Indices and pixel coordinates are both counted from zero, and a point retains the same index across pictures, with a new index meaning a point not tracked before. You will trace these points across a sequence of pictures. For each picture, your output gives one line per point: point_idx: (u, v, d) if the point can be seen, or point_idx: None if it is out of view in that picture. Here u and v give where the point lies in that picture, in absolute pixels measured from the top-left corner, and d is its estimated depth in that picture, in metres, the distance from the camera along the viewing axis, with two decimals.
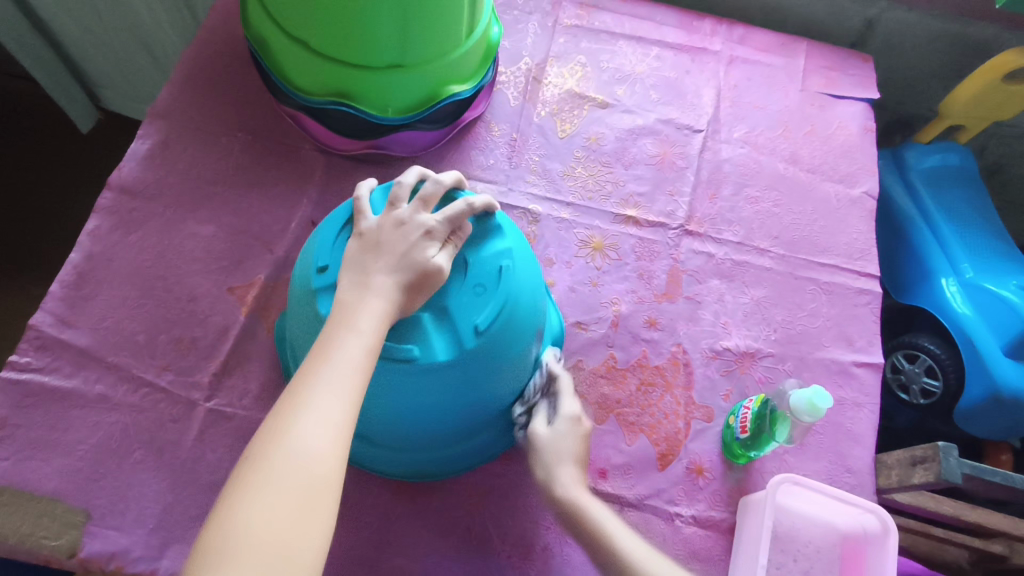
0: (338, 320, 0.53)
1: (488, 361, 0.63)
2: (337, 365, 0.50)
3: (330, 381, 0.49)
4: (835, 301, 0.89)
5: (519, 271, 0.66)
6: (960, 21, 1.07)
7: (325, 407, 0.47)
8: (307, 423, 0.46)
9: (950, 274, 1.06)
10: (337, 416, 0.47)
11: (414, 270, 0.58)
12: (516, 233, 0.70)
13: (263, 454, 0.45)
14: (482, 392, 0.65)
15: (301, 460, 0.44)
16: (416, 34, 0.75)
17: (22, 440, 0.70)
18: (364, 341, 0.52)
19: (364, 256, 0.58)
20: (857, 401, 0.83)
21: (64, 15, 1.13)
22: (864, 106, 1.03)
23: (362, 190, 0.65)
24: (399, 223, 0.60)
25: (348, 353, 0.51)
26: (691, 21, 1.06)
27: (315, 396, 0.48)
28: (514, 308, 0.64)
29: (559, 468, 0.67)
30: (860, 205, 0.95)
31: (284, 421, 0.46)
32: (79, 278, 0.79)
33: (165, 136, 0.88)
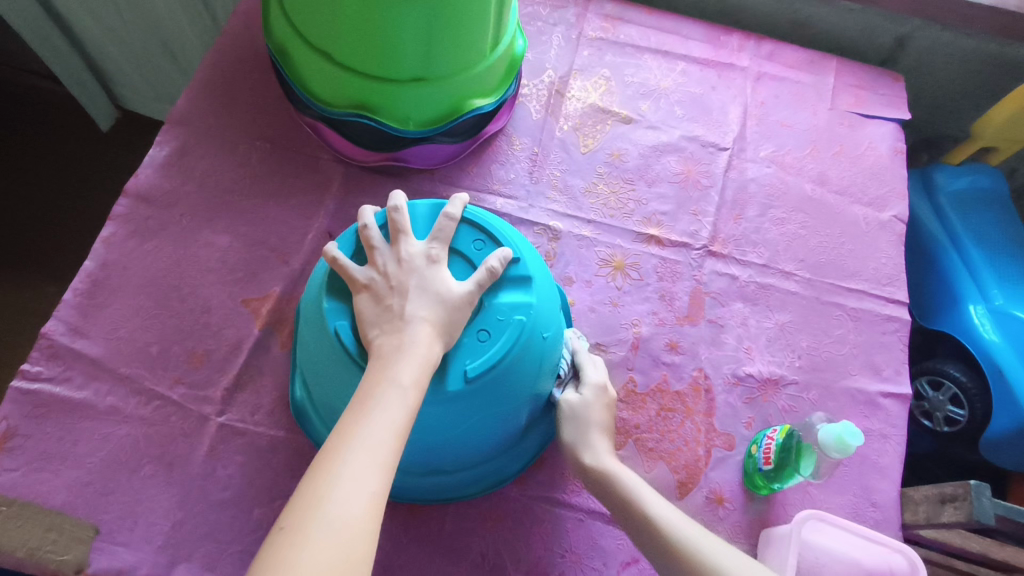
0: (375, 375, 0.52)
1: (509, 386, 0.62)
2: (373, 429, 0.48)
3: (369, 441, 0.47)
4: (862, 328, 0.86)
5: (540, 296, 0.65)
6: (996, 40, 1.04)
7: (363, 470, 0.46)
8: (343, 490, 0.44)
9: (979, 300, 1.03)
10: (376, 479, 0.46)
11: (443, 301, 0.58)
12: (534, 256, 0.68)
13: (298, 524, 0.42)
14: (501, 417, 0.64)
15: (338, 528, 0.42)
16: (441, 47, 0.74)
17: (32, 451, 0.70)
18: (404, 398, 0.51)
19: (384, 303, 0.57)
20: (883, 432, 0.81)
21: (85, 16, 1.13)
22: (894, 126, 1.00)
23: (366, 217, 0.63)
24: (402, 261, 0.59)
25: (384, 411, 0.50)
26: (718, 35, 1.04)
27: (351, 458, 0.46)
28: (519, 357, 0.62)
29: (591, 437, 0.67)
30: (889, 229, 0.93)
31: (318, 489, 0.44)
32: (93, 286, 0.78)
33: (183, 143, 0.87)
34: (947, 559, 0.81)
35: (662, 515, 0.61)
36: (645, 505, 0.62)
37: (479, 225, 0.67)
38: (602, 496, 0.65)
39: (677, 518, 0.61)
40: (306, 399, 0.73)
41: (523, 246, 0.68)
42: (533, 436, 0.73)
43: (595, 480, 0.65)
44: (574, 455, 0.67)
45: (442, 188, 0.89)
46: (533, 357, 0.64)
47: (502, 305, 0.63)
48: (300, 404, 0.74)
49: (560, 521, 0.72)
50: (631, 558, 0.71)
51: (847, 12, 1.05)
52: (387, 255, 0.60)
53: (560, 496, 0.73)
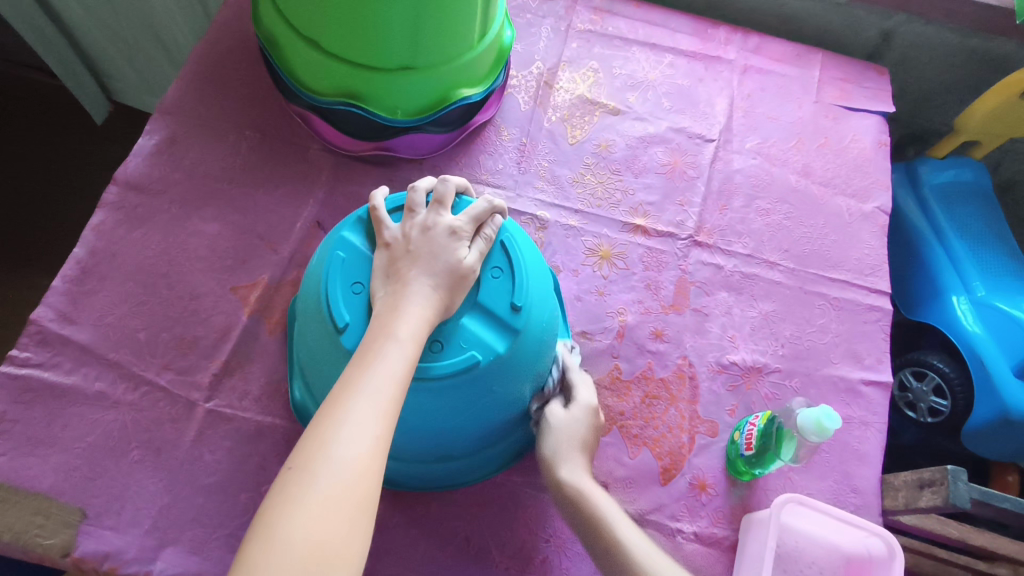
0: (375, 332, 0.54)
1: (472, 393, 0.61)
2: (375, 378, 0.49)
3: (370, 389, 0.49)
4: (844, 317, 0.87)
5: (531, 300, 0.64)
6: (978, 35, 1.05)
7: (364, 415, 0.47)
8: (345, 435, 0.45)
9: (961, 292, 1.04)
10: (377, 424, 0.47)
11: (451, 275, 0.59)
12: (539, 278, 0.67)
13: (304, 464, 0.44)
14: (470, 418, 0.63)
15: (342, 468, 0.43)
16: (428, 36, 0.74)
17: (19, 435, 0.70)
18: (403, 351, 0.52)
19: (398, 265, 0.59)
20: (864, 420, 0.82)
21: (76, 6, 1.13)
22: (879, 119, 1.01)
23: (378, 200, 0.65)
24: (426, 227, 0.61)
25: (385, 362, 0.51)
26: (705, 28, 1.05)
27: (354, 404, 0.47)
28: (504, 356, 0.62)
29: (565, 458, 0.66)
30: (872, 220, 0.94)
31: (321, 434, 0.45)
32: (82, 273, 0.78)
33: (172, 132, 0.88)
34: (929, 549, 0.84)
35: (624, 537, 0.62)
36: (613, 530, 0.62)
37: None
38: (573, 516, 0.64)
39: (639, 541, 0.62)
40: (306, 397, 0.73)
41: (531, 266, 0.67)
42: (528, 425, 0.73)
43: (567, 500, 0.65)
44: (551, 469, 0.66)
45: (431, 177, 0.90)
46: (509, 372, 0.63)
47: (491, 304, 0.63)
48: (294, 395, 0.74)
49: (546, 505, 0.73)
50: None
51: (833, 6, 1.06)
52: (417, 220, 0.62)
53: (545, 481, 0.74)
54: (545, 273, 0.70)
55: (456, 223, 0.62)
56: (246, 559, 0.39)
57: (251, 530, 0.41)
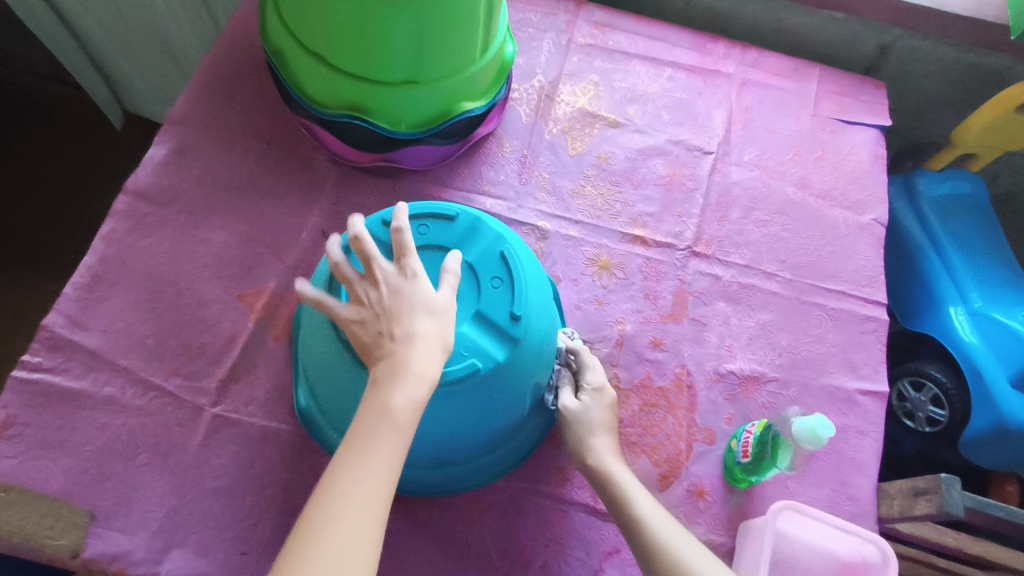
0: (377, 374, 0.52)
1: (473, 399, 0.63)
2: (367, 463, 0.48)
3: (363, 477, 0.47)
4: (841, 327, 0.89)
5: (530, 309, 0.66)
6: (975, 50, 1.07)
7: (359, 511, 0.46)
8: (342, 534, 0.45)
9: (958, 302, 1.06)
10: (375, 515, 0.47)
11: (437, 322, 0.55)
12: (538, 287, 0.69)
13: (300, 573, 0.43)
14: (470, 425, 0.65)
15: (339, 572, 0.43)
16: (431, 51, 0.76)
17: (30, 438, 0.72)
18: (394, 423, 0.50)
19: (376, 331, 0.54)
20: (860, 429, 0.83)
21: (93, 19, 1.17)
22: (875, 132, 1.03)
23: (334, 257, 0.57)
24: (384, 288, 0.55)
25: (375, 441, 0.49)
26: (704, 43, 1.07)
27: (349, 498, 0.46)
28: (505, 363, 0.63)
29: (593, 438, 0.70)
30: (869, 231, 0.95)
31: (318, 536, 0.45)
32: (93, 280, 0.80)
33: (182, 143, 0.90)
34: (928, 557, 0.83)
35: (645, 514, 0.64)
36: (631, 507, 0.65)
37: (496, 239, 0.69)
38: (602, 494, 0.67)
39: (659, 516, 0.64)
40: (311, 404, 0.74)
41: (529, 276, 0.68)
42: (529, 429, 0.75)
43: (591, 473, 0.69)
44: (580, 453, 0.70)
45: (434, 189, 0.92)
46: (509, 379, 0.64)
47: (490, 312, 0.64)
48: (298, 400, 0.76)
49: (545, 511, 0.74)
50: (614, 548, 0.73)
51: (830, 21, 1.08)
52: (366, 286, 0.56)
53: (545, 488, 0.76)
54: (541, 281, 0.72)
55: (420, 265, 0.56)
56: None
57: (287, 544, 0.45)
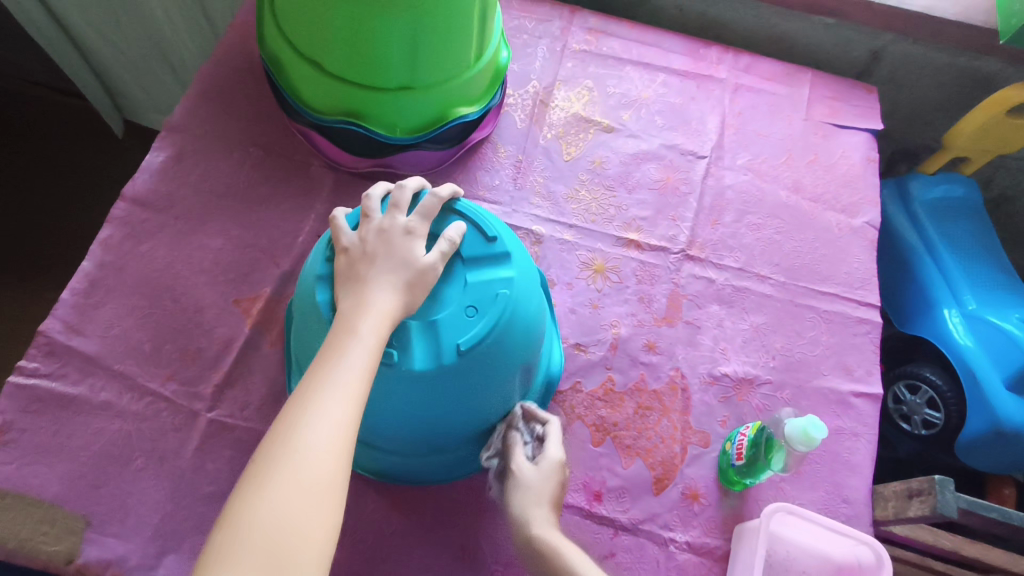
0: (337, 330, 0.53)
1: (449, 388, 0.62)
2: (340, 371, 0.50)
3: (336, 380, 0.49)
4: (835, 329, 0.89)
5: (515, 300, 0.64)
6: (965, 54, 1.07)
7: (330, 407, 0.48)
8: (314, 426, 0.46)
9: (952, 305, 1.06)
10: (344, 413, 0.48)
11: (409, 272, 0.58)
12: (519, 325, 0.65)
13: (272, 457, 0.45)
14: (383, 410, 0.63)
15: (311, 459, 0.45)
16: (426, 57, 0.77)
17: (27, 444, 0.72)
18: (366, 345, 0.52)
19: (356, 268, 0.58)
20: (854, 431, 0.83)
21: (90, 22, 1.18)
22: (868, 136, 1.04)
23: (337, 212, 0.63)
24: (381, 230, 0.60)
25: (349, 356, 0.51)
26: (697, 48, 1.08)
27: (321, 396, 0.48)
28: (481, 352, 0.62)
29: (534, 507, 0.65)
30: (862, 234, 0.96)
31: (290, 427, 0.46)
32: (90, 286, 0.81)
33: (179, 149, 0.90)
34: (925, 560, 0.83)
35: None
36: (575, 571, 0.60)
37: (505, 262, 0.66)
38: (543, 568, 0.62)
39: None
40: None
41: (512, 317, 0.64)
42: None
43: (530, 547, 0.64)
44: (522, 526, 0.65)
45: None
46: (435, 391, 0.62)
47: (468, 301, 0.62)
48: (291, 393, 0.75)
49: None
50: (609, 552, 0.73)
51: (822, 26, 1.09)
52: (373, 224, 0.61)
53: None
54: (532, 320, 0.67)
55: (410, 223, 0.61)
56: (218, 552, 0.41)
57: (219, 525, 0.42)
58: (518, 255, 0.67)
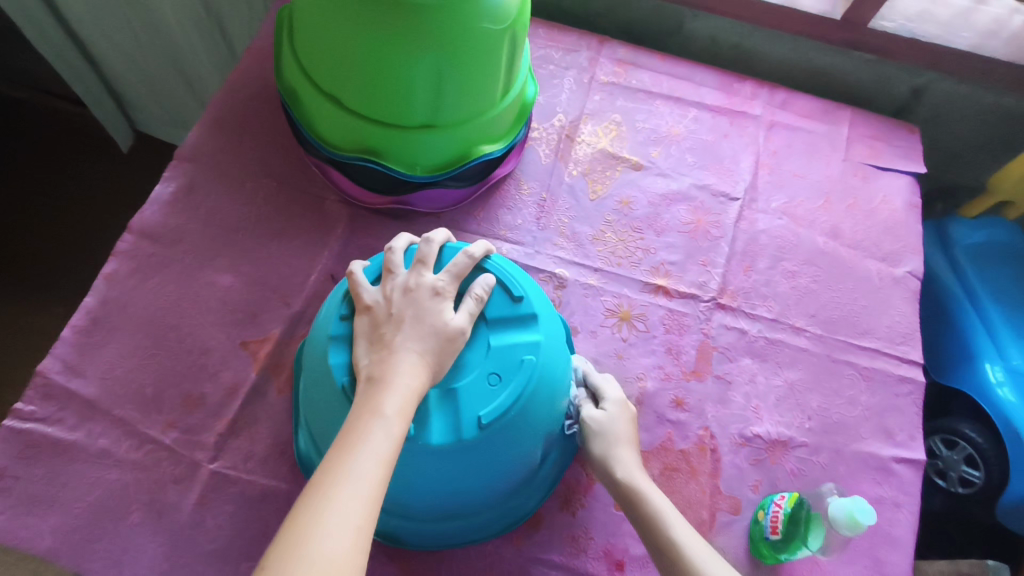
0: (359, 409, 0.49)
1: (470, 461, 0.58)
2: (359, 462, 0.45)
3: (354, 472, 0.45)
4: (875, 388, 0.84)
5: (542, 366, 0.60)
6: (1014, 95, 1.02)
7: (348, 502, 0.43)
8: (329, 525, 0.41)
9: (996, 359, 1.00)
10: (361, 509, 0.43)
11: (436, 337, 0.54)
12: (545, 391, 0.61)
13: (283, 560, 0.40)
14: (399, 482, 0.59)
15: (323, 564, 0.40)
16: (450, 95, 0.73)
17: (20, 493, 0.69)
18: (389, 429, 0.48)
19: (380, 330, 0.55)
20: (896, 500, 0.78)
21: (102, 25, 1.18)
22: (909, 179, 0.98)
23: (356, 266, 0.61)
24: (407, 290, 0.57)
25: (368, 444, 0.47)
26: (730, 82, 1.03)
27: (338, 490, 0.44)
28: (506, 425, 0.58)
29: (615, 448, 0.68)
30: (904, 285, 0.90)
31: (302, 526, 0.41)
32: (92, 324, 0.77)
33: (190, 180, 0.87)
34: None
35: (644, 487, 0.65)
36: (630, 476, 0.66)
37: (532, 324, 0.62)
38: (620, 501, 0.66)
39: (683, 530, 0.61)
40: (310, 451, 0.70)
41: (538, 386, 0.60)
42: (533, 487, 0.70)
43: (623, 497, 0.65)
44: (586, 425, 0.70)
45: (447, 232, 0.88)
46: (454, 466, 0.58)
47: (492, 368, 0.58)
48: (298, 446, 0.72)
49: None
50: None
51: (862, 62, 1.04)
52: (397, 281, 0.58)
53: (559, 558, 0.71)
54: (559, 384, 0.63)
55: (439, 282, 0.58)
56: None
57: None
58: (546, 317, 0.63)
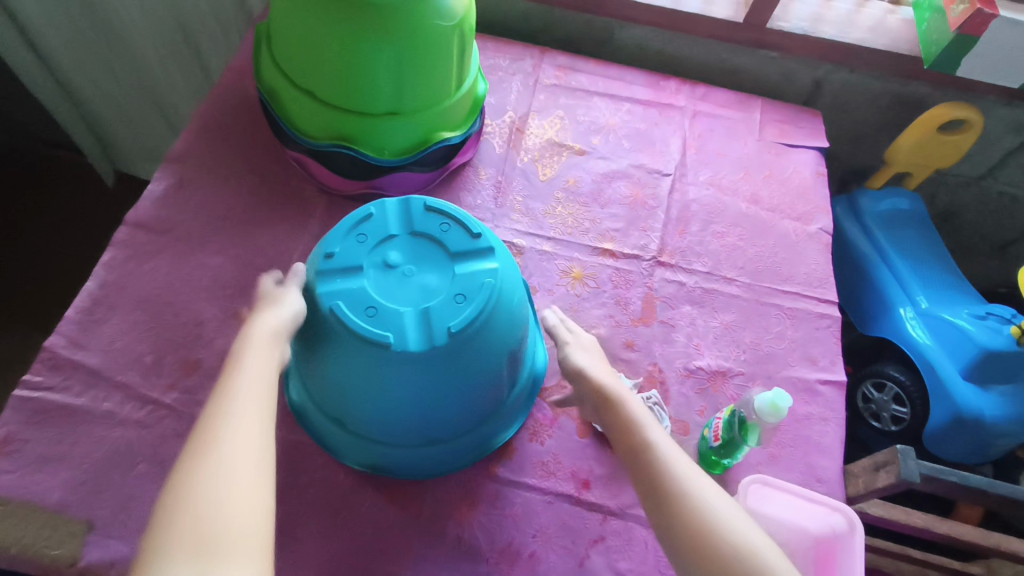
0: (233, 360, 0.59)
1: (444, 370, 0.67)
2: (247, 389, 0.56)
3: (240, 396, 0.55)
4: (798, 324, 0.96)
5: (500, 289, 0.70)
6: (897, 80, 1.19)
7: (241, 415, 0.54)
8: (228, 433, 0.52)
9: (907, 305, 1.15)
10: (253, 418, 0.54)
11: (272, 302, 0.67)
12: (505, 311, 0.70)
13: (192, 466, 0.50)
14: (381, 395, 0.68)
15: (228, 459, 0.50)
16: (411, 84, 0.85)
17: (30, 453, 0.74)
18: (264, 366, 0.59)
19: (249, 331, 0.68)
20: (823, 415, 0.88)
21: (83, 69, 1.31)
22: (815, 153, 1.14)
23: None
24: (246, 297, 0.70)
25: (247, 376, 0.57)
26: (657, 81, 1.18)
27: (230, 410, 0.54)
28: (474, 335, 0.67)
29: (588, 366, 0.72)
30: (816, 239, 1.04)
31: (205, 440, 0.51)
32: (93, 304, 0.85)
33: (180, 178, 0.96)
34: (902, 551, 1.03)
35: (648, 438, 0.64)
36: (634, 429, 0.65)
37: (490, 255, 0.72)
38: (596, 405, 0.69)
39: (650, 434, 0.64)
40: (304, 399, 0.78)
41: (497, 307, 0.69)
42: (505, 413, 0.79)
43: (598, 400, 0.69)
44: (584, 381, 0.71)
45: None
46: (429, 373, 0.66)
47: (458, 291, 0.68)
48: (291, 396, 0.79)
49: (531, 503, 0.78)
50: (598, 536, 0.77)
51: (768, 60, 1.20)
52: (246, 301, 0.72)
53: (530, 481, 0.80)
54: (518, 311, 0.73)
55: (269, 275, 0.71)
56: (154, 552, 0.45)
57: (145, 541, 0.46)
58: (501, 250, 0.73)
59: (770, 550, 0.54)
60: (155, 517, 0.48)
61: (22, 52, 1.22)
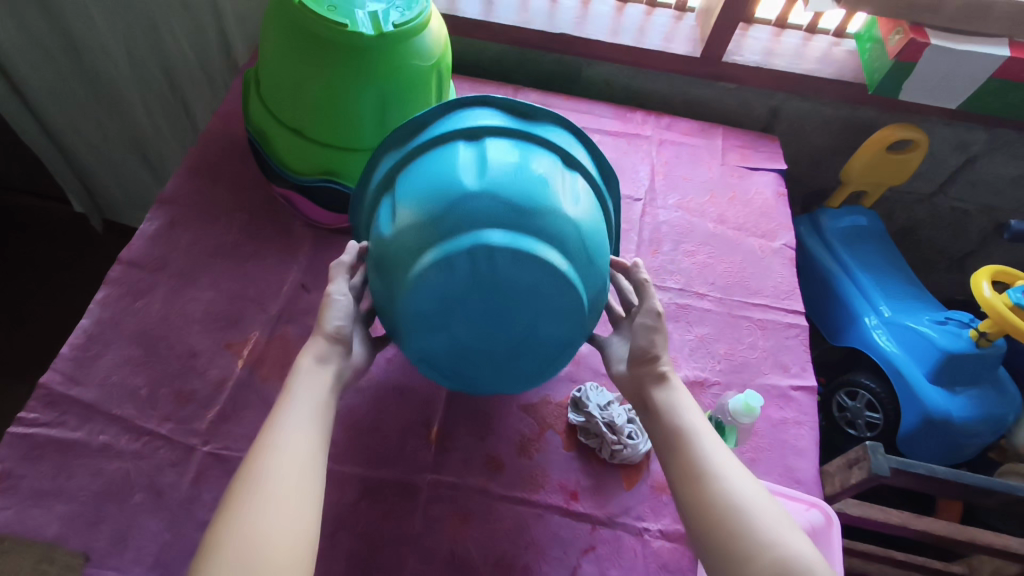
0: (291, 383, 0.67)
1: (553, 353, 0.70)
2: (299, 414, 0.63)
3: (294, 419, 0.63)
4: (769, 334, 1.01)
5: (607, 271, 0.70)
6: (846, 106, 1.28)
7: (294, 437, 0.61)
8: (283, 451, 0.59)
9: (871, 314, 1.21)
10: (306, 440, 0.62)
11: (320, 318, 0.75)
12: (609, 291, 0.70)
13: (252, 476, 0.57)
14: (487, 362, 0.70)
15: (284, 474, 0.57)
16: (393, 120, 0.90)
17: (26, 489, 0.75)
18: (317, 391, 0.67)
19: None
20: (797, 419, 0.93)
21: (68, 117, 1.36)
22: (775, 175, 1.21)
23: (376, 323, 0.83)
24: None
25: (300, 401, 0.65)
26: (624, 113, 1.26)
27: (286, 431, 0.61)
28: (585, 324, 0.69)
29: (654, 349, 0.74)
30: (781, 254, 1.10)
31: (262, 455, 0.59)
32: (88, 340, 0.87)
33: (172, 218, 1.00)
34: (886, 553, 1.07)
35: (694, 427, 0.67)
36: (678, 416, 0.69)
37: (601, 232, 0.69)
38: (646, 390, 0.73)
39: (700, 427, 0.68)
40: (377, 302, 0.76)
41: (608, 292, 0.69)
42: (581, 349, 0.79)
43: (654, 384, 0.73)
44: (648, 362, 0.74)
45: None
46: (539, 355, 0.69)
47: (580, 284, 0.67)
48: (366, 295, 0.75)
49: (522, 515, 0.80)
50: (589, 545, 0.79)
51: (726, 91, 1.29)
52: None
53: (520, 494, 0.82)
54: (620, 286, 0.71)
55: None
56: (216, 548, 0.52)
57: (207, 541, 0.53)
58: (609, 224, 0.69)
59: (798, 543, 0.56)
60: (218, 520, 0.54)
61: (9, 99, 1.28)
